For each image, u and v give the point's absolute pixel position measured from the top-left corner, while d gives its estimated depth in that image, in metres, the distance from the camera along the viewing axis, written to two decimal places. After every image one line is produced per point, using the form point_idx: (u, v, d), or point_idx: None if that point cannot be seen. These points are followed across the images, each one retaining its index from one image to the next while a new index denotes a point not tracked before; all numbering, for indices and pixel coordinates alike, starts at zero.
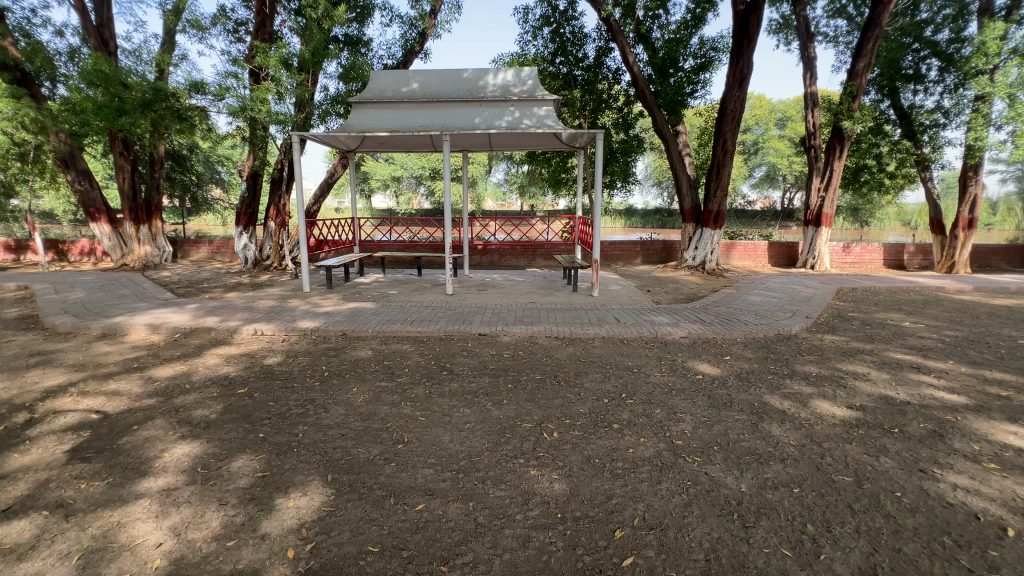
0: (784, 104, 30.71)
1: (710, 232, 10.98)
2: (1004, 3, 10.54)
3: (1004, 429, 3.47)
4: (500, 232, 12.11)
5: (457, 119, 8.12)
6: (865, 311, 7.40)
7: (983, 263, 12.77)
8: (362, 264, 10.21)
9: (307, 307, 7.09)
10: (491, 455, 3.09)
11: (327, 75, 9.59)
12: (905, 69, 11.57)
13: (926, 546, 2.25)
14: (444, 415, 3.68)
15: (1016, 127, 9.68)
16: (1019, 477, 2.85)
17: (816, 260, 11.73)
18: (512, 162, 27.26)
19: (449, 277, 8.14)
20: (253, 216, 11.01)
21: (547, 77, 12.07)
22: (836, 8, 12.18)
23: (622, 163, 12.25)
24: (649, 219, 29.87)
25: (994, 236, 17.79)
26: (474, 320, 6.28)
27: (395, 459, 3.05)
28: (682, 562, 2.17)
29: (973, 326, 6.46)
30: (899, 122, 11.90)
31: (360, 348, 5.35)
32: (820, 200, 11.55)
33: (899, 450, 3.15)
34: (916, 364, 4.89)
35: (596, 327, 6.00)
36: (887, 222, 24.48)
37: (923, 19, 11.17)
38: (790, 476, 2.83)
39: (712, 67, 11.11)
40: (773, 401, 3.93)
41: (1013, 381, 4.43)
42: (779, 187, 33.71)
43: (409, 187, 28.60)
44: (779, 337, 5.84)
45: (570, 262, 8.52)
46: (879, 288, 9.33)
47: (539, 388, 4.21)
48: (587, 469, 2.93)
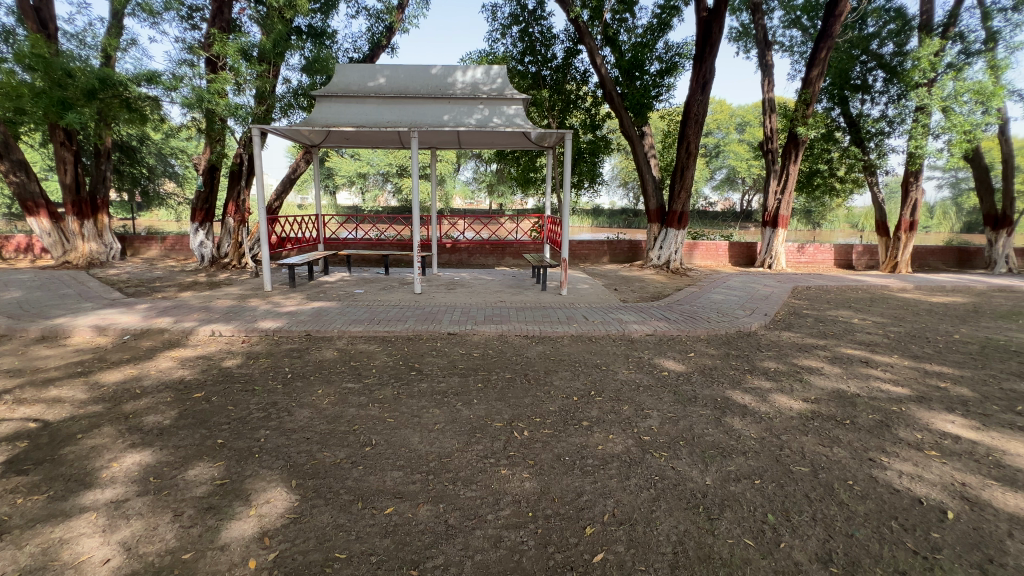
0: (743, 110, 31.95)
1: (674, 232, 11.25)
2: (942, 20, 11.28)
3: (944, 418, 3.72)
4: (469, 230, 11.98)
5: (425, 116, 8.02)
6: (818, 308, 7.75)
7: (922, 263, 13.67)
8: (327, 262, 9.88)
9: (269, 307, 6.85)
10: (461, 456, 3.06)
11: (289, 67, 9.29)
12: (854, 79, 12.24)
13: (876, 531, 2.38)
14: (413, 416, 3.62)
15: (953, 137, 10.37)
16: (957, 462, 3.06)
17: (773, 259, 12.22)
18: (481, 161, 27.23)
19: (417, 276, 7.99)
20: (210, 211, 10.56)
21: (516, 76, 12.09)
22: (791, 19, 12.73)
23: (589, 163, 12.41)
24: (616, 218, 30.40)
25: (932, 237, 19.08)
26: (443, 319, 6.22)
27: (363, 462, 2.98)
28: (651, 556, 2.21)
29: (914, 322, 6.90)
30: (848, 129, 12.57)
31: (325, 349, 5.20)
32: (777, 202, 12.02)
33: (850, 440, 3.33)
34: (865, 358, 5.17)
35: (564, 325, 6.05)
36: (837, 224, 25.85)
37: (870, 32, 11.82)
38: (752, 468, 2.94)
39: (677, 72, 11.40)
40: (735, 396, 4.07)
41: (950, 373, 4.75)
42: (739, 190, 35.02)
43: (375, 184, 28.04)
44: (739, 334, 6.06)
45: (539, 261, 8.54)
46: (831, 287, 9.81)
47: (509, 387, 4.21)
48: (557, 466, 2.95)
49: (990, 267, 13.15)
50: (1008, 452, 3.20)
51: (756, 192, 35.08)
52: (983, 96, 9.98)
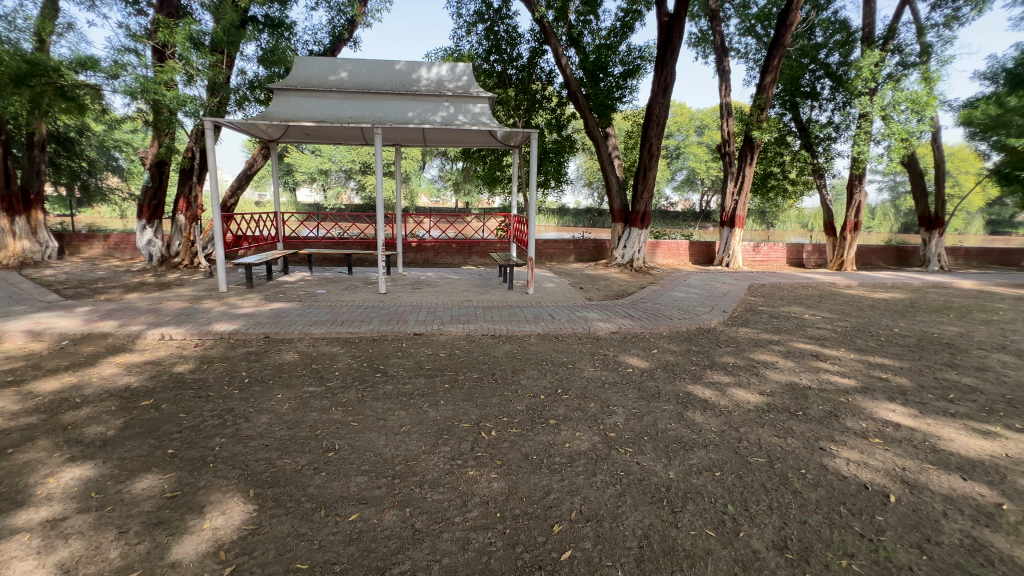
0: (703, 113, 33.05)
1: (638, 232, 11.49)
2: (882, 33, 12.01)
3: (886, 407, 3.96)
4: (435, 229, 12.21)
5: (389, 113, 7.87)
6: (772, 305, 8.09)
7: (865, 262, 14.58)
8: (287, 261, 9.53)
9: (224, 308, 6.54)
10: (429, 458, 3.02)
11: (244, 58, 8.92)
12: (804, 86, 12.84)
13: (827, 516, 2.51)
14: (378, 419, 3.54)
15: (892, 143, 11.07)
16: (898, 449, 3.27)
17: (730, 258, 12.70)
18: (446, 159, 27.04)
19: (381, 276, 7.82)
20: (159, 208, 10.02)
21: (481, 74, 12.03)
22: (746, 27, 13.24)
23: (555, 163, 12.52)
24: (581, 218, 30.84)
25: (874, 237, 20.29)
26: (409, 319, 6.12)
27: (325, 468, 2.88)
28: (618, 551, 2.25)
29: (859, 317, 7.33)
30: (799, 134, 13.18)
31: (284, 351, 5.01)
32: (734, 203, 12.45)
33: (802, 430, 3.49)
34: (816, 352, 5.45)
35: (531, 324, 6.08)
36: (789, 224, 27.17)
37: (818, 42, 12.44)
38: (712, 461, 3.04)
39: (639, 75, 11.65)
40: (696, 391, 4.20)
41: (891, 364, 5.06)
42: (698, 191, 36.21)
43: (338, 180, 27.24)
44: (700, 330, 6.26)
45: (506, 259, 8.53)
46: (783, 284, 10.29)
47: (476, 387, 4.18)
48: (525, 465, 2.96)
49: (925, 265, 13.95)
50: (942, 438, 3.44)
51: (715, 193, 36.37)
52: (918, 106, 10.71)
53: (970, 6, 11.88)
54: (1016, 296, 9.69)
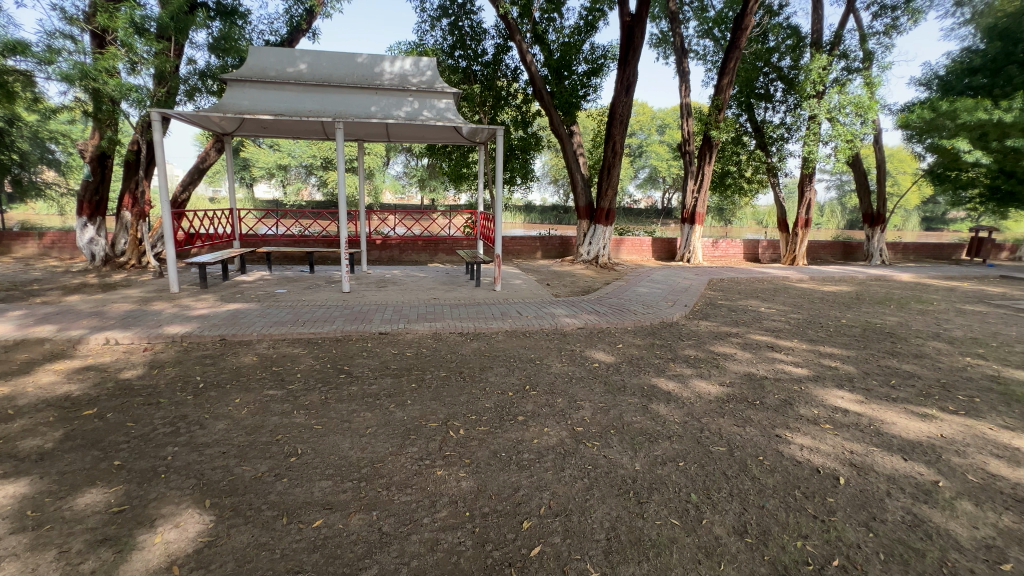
0: (663, 113, 33.89)
1: (602, 229, 11.65)
2: (829, 39, 12.63)
3: (835, 394, 4.19)
4: (400, 226, 11.88)
5: (351, 106, 7.67)
6: (731, 299, 8.40)
7: (815, 256, 15.36)
8: (244, 259, 9.15)
9: (176, 310, 6.22)
10: (396, 459, 2.97)
11: (194, 47, 8.48)
12: (758, 88, 13.34)
13: (783, 500, 2.63)
14: (343, 421, 3.45)
15: (838, 144, 11.68)
16: (846, 433, 3.46)
17: (690, 253, 13.09)
18: (411, 155, 26.65)
19: (344, 274, 7.60)
20: (101, 204, 9.41)
21: (446, 70, 11.89)
22: (705, 29, 13.63)
23: (521, 160, 12.55)
24: (547, 215, 31.13)
25: (823, 233, 21.38)
26: (374, 318, 6.00)
27: (287, 474, 2.79)
28: (586, 544, 2.28)
29: (810, 309, 7.71)
30: (754, 134, 13.69)
31: (243, 353, 4.81)
32: (694, 201, 12.81)
33: (760, 419, 3.64)
34: (771, 343, 5.70)
35: (499, 321, 6.07)
36: (745, 221, 28.31)
37: (771, 46, 12.96)
38: (676, 451, 3.13)
39: (602, 73, 11.80)
40: (659, 383, 4.31)
41: (840, 353, 5.36)
42: (660, 189, 37.14)
43: (298, 176, 26.35)
44: (663, 324, 6.43)
45: (473, 256, 8.49)
46: (741, 278, 10.70)
47: (444, 386, 4.14)
48: (494, 463, 2.95)
49: (868, 259, 14.89)
50: (885, 421, 3.66)
51: (676, 191, 37.42)
52: (862, 109, 11.34)
53: (907, 16, 12.66)
54: (948, 287, 10.45)
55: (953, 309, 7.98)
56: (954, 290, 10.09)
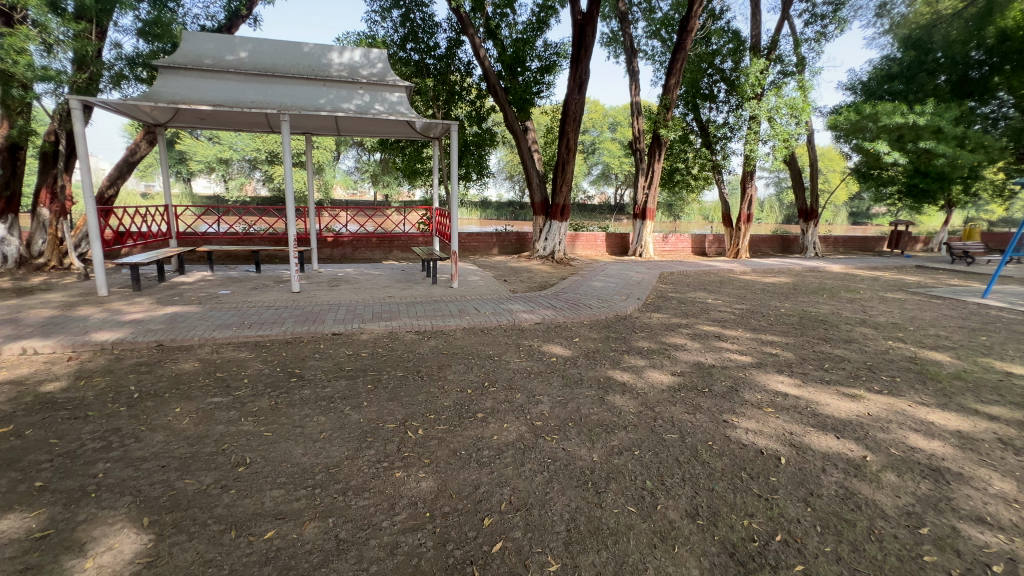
0: (615, 111, 34.62)
1: (558, 225, 11.79)
2: (766, 44, 13.35)
3: (776, 379, 4.46)
4: (352, 222, 11.39)
5: (297, 97, 7.33)
6: (680, 291, 8.73)
7: (756, 249, 16.28)
8: (182, 259, 8.58)
9: (105, 315, 5.74)
10: (351, 463, 2.89)
11: (120, 30, 7.84)
12: (703, 89, 13.89)
13: (731, 482, 2.77)
14: (295, 427, 3.31)
15: (775, 143, 12.39)
16: (785, 415, 3.70)
17: (642, 248, 13.51)
18: (362, 149, 25.90)
19: (294, 274, 7.26)
20: (13, 200, 8.45)
21: (398, 62, 11.60)
22: (653, 30, 14.04)
23: (476, 156, 12.49)
24: (503, 211, 31.19)
25: (764, 227, 22.67)
26: (326, 319, 5.79)
27: (235, 485, 2.65)
28: (546, 536, 2.31)
29: (753, 300, 8.15)
30: (699, 133, 14.26)
31: (183, 359, 4.52)
32: (645, 197, 13.18)
33: (708, 405, 3.82)
34: (718, 333, 5.98)
35: (456, 318, 6.03)
36: (693, 216, 29.51)
37: (714, 49, 13.55)
38: (631, 440, 3.23)
39: (555, 71, 11.91)
40: (615, 375, 4.43)
41: (780, 341, 5.70)
42: (613, 185, 38.14)
43: (240, 170, 25.00)
44: (617, 318, 6.61)
45: (429, 253, 8.38)
46: (690, 271, 11.16)
47: (401, 385, 4.07)
48: (454, 462, 2.93)
49: (803, 251, 15.93)
50: (820, 403, 3.94)
51: (628, 187, 38.45)
52: (796, 111, 12.08)
53: (835, 24, 13.58)
54: (872, 277, 11.36)
55: (877, 297, 8.67)
56: (877, 279, 10.97)
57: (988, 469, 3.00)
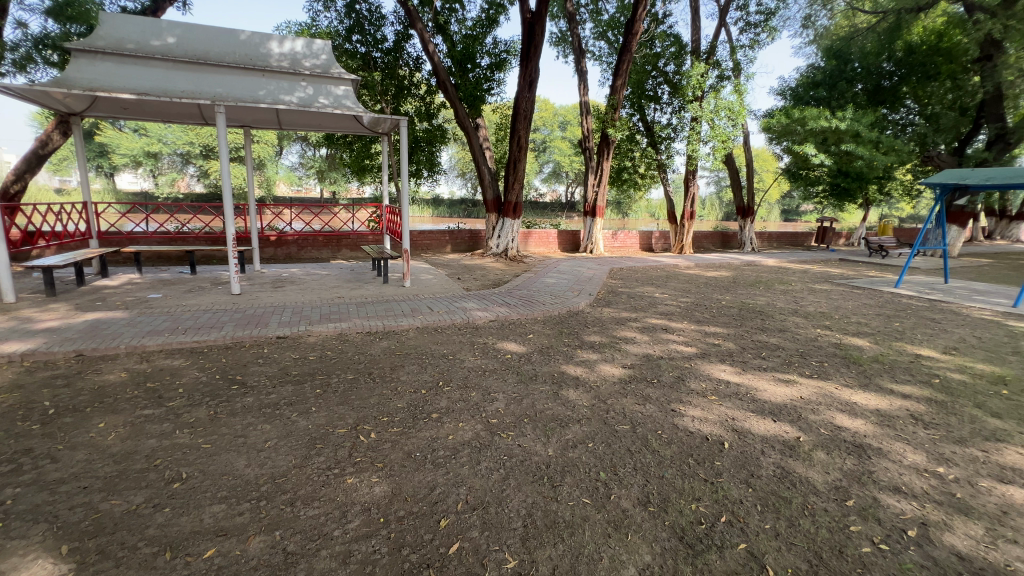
0: (565, 109, 35.10)
1: (511, 222, 11.84)
2: (706, 49, 13.99)
3: (719, 368, 4.70)
4: (297, 220, 10.86)
5: (233, 88, 6.90)
6: (629, 286, 9.01)
7: (699, 245, 17.09)
8: (105, 261, 7.87)
9: (12, 324, 5.17)
10: (300, 472, 2.76)
11: (27, 9, 7.10)
12: (648, 90, 14.36)
13: (679, 469, 2.89)
14: (237, 437, 3.13)
15: (715, 144, 13.04)
16: (728, 401, 3.91)
17: (593, 245, 13.83)
18: (307, 144, 24.85)
19: (233, 275, 6.85)
20: None
21: (343, 55, 11.20)
22: (600, 31, 14.35)
23: (427, 152, 12.30)
24: (455, 209, 30.94)
25: (706, 224, 23.79)
26: (270, 322, 5.51)
27: (170, 502, 2.46)
28: (504, 533, 2.31)
29: (697, 293, 8.54)
30: (645, 133, 14.73)
31: (107, 370, 4.15)
32: (595, 195, 13.47)
33: (657, 395, 3.97)
34: (665, 326, 6.23)
35: (409, 318, 5.91)
36: (640, 214, 30.54)
37: (658, 52, 14.04)
38: (585, 433, 3.29)
39: (505, 68, 11.92)
40: (568, 369, 4.51)
41: (721, 332, 6.01)
42: (564, 183, 38.90)
43: (171, 165, 23.30)
44: (570, 313, 6.72)
45: (379, 252, 8.17)
46: (638, 267, 11.54)
47: (352, 388, 3.94)
48: (408, 464, 2.87)
49: (742, 246, 16.88)
50: (758, 389, 4.20)
51: (578, 185, 39.23)
52: (733, 114, 12.79)
53: (766, 33, 14.43)
54: (802, 270, 12.21)
55: (806, 288, 9.34)
56: (807, 272, 11.81)
57: (902, 443, 3.30)
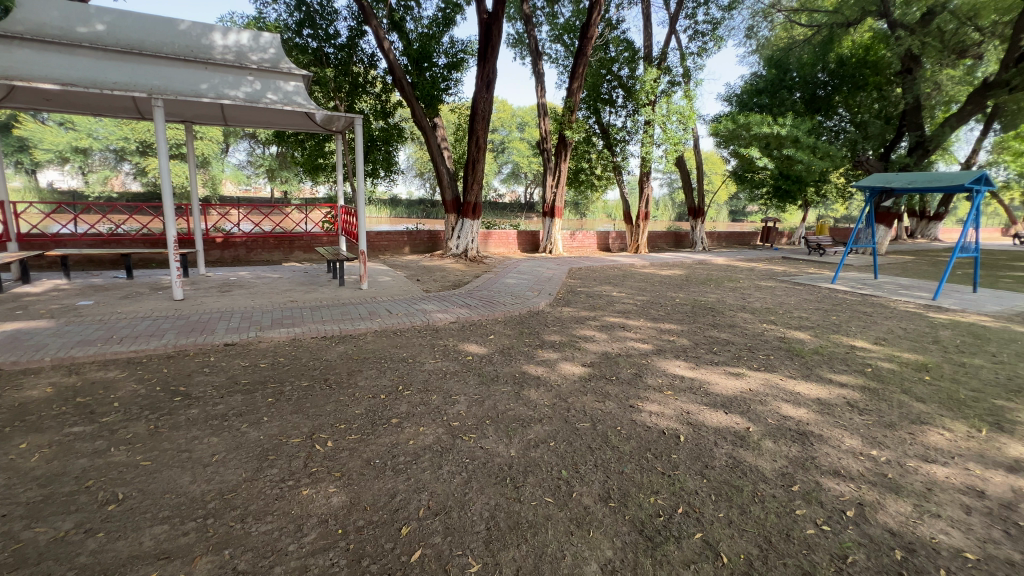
0: (522, 111, 35.31)
1: (470, 223, 11.77)
2: (658, 55, 14.47)
3: (674, 363, 4.86)
4: (246, 221, 10.39)
5: (172, 80, 6.49)
6: (588, 286, 9.17)
7: (654, 245, 17.66)
8: (26, 266, 7.20)
9: None
10: (251, 486, 2.63)
11: None
12: (604, 94, 14.69)
13: (638, 463, 2.96)
14: (181, 452, 2.94)
15: (667, 147, 13.52)
16: (683, 396, 4.04)
17: (552, 245, 13.99)
18: (255, 141, 23.76)
19: (175, 280, 6.44)
20: None
21: (293, 49, 10.78)
22: (556, 34, 14.53)
23: (383, 152, 12.04)
24: (414, 209, 30.51)
25: (660, 224, 24.60)
26: (217, 328, 5.21)
27: (105, 526, 2.28)
28: (467, 537, 2.29)
29: (653, 291, 8.81)
30: (601, 135, 15.04)
31: (30, 385, 3.80)
32: (553, 195, 13.62)
33: (616, 392, 4.06)
34: (623, 323, 6.38)
35: (366, 321, 5.76)
36: (597, 214, 31.22)
37: (612, 57, 14.39)
38: (547, 432, 3.32)
39: (462, 68, 11.86)
40: (529, 369, 4.52)
41: (675, 328, 6.23)
42: (523, 183, 39.19)
43: (104, 161, 21.70)
44: (530, 313, 6.76)
45: (334, 254, 7.92)
46: (596, 266, 11.78)
47: (307, 396, 3.79)
48: (367, 472, 2.79)
49: (694, 245, 17.56)
50: (711, 382, 4.37)
51: (537, 186, 39.64)
52: (684, 118, 13.28)
53: (713, 41, 15.08)
54: (749, 267, 12.85)
55: (752, 285, 9.84)
56: (754, 270, 12.44)
57: (840, 429, 3.53)
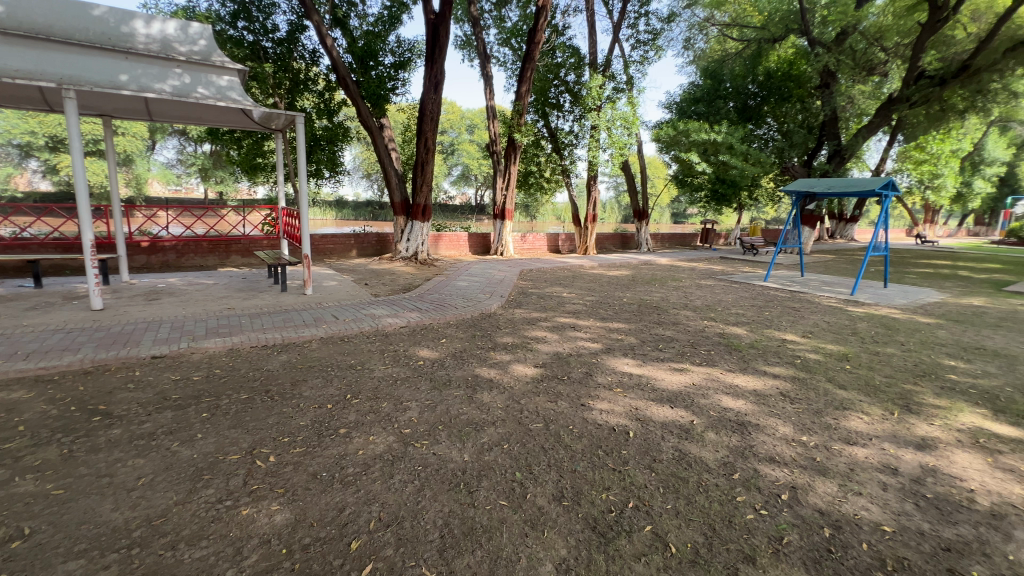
0: (472, 113, 35.22)
1: (420, 225, 11.57)
2: (602, 62, 14.90)
3: (623, 361, 5.00)
4: (175, 224, 9.71)
5: (87, 70, 5.92)
6: (538, 287, 9.27)
7: (602, 246, 18.14)
8: None
9: None
10: (183, 509, 2.44)
11: None
12: (552, 98, 14.92)
13: (590, 461, 3.02)
14: (100, 477, 2.68)
15: (612, 151, 13.93)
16: (631, 393, 4.17)
17: (503, 247, 14.03)
18: (185, 137, 22.19)
19: (93, 288, 5.87)
20: None
21: (226, 42, 10.17)
22: (504, 38, 14.62)
23: (328, 152, 11.60)
24: (361, 211, 29.64)
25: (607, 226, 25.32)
26: (143, 340, 4.80)
27: (6, 568, 2.03)
28: (420, 547, 2.24)
29: (601, 292, 9.04)
30: (549, 138, 15.26)
31: None
32: (504, 198, 13.66)
33: (568, 392, 4.12)
34: (573, 324, 6.50)
35: (311, 328, 5.51)
36: (547, 216, 31.67)
37: (559, 62, 14.66)
38: (500, 435, 3.31)
39: (409, 68, 11.67)
40: (482, 372, 4.49)
41: (623, 327, 6.42)
42: (474, 185, 39.09)
43: (5, 157, 19.48)
44: (482, 316, 6.73)
45: (275, 258, 7.52)
46: (547, 268, 11.94)
47: (247, 409, 3.57)
48: (314, 486, 2.67)
49: (639, 247, 18.20)
50: (657, 378, 4.53)
51: (488, 188, 39.68)
52: (628, 124, 13.74)
53: (654, 51, 15.72)
54: (690, 267, 13.50)
55: (693, 284, 10.32)
56: (695, 269, 13.06)
57: (775, 418, 3.76)
